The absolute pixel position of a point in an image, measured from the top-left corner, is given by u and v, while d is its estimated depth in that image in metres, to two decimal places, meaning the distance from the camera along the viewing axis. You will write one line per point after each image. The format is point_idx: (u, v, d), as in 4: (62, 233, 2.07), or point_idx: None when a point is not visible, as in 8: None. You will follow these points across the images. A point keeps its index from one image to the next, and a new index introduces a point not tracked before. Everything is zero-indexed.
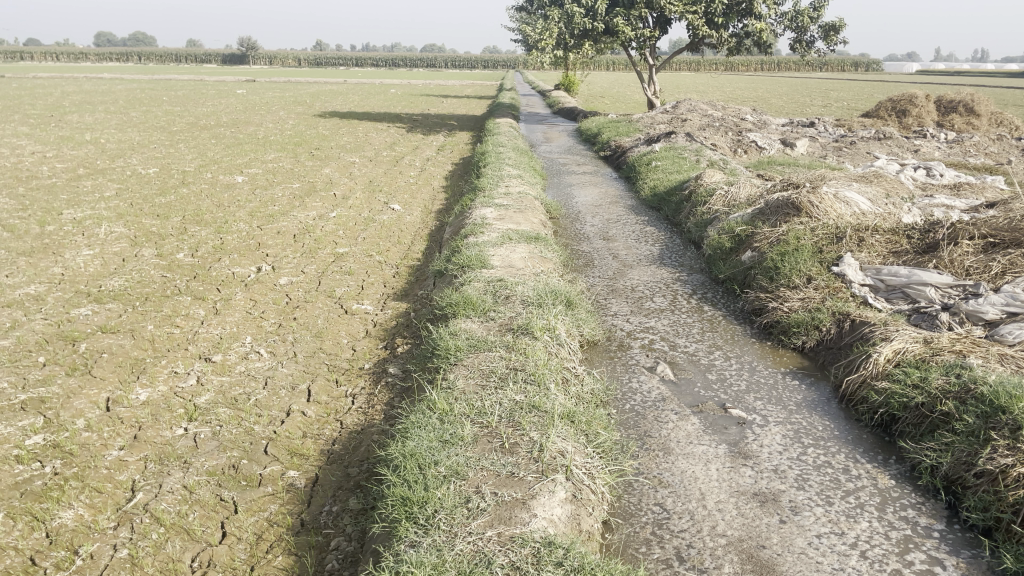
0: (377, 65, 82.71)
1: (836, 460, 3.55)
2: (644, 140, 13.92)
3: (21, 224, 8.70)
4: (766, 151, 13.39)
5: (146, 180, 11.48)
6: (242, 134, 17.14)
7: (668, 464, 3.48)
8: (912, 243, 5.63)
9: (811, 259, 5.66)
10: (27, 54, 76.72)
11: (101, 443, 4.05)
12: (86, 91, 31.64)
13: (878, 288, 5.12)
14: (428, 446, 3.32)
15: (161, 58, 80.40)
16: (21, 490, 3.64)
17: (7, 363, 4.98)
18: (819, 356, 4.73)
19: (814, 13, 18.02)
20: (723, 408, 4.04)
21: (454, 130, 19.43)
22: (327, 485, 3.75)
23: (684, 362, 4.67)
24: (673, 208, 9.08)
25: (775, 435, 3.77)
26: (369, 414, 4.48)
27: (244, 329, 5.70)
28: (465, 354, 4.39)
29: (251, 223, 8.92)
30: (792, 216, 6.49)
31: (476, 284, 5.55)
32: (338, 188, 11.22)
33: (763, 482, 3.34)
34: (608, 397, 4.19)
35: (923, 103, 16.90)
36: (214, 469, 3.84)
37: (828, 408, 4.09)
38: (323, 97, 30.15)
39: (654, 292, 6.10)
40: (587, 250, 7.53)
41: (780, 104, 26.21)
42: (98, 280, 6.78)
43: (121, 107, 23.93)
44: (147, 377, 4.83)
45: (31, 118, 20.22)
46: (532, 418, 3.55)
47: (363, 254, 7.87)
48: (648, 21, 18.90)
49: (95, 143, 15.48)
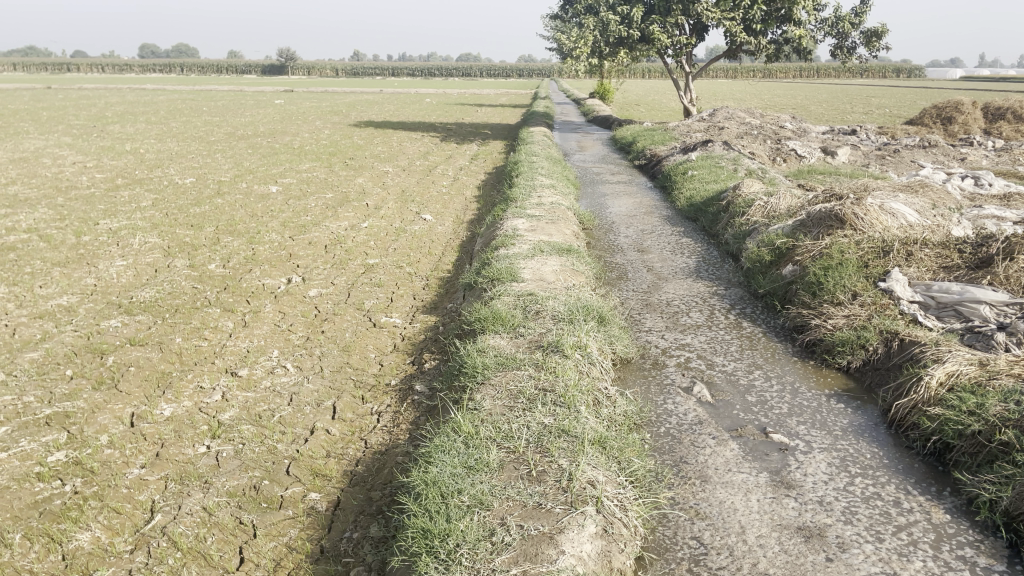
0: (413, 74, 83.40)
1: (885, 492, 3.34)
2: (680, 149, 13.69)
3: (59, 234, 8.77)
4: (806, 159, 13.08)
5: (182, 190, 11.53)
6: (278, 144, 17.25)
7: (706, 494, 3.30)
8: (964, 257, 5.37)
9: (856, 274, 5.43)
10: (73, 66, 78.66)
11: (122, 461, 3.97)
12: (129, 102, 32.26)
13: (928, 306, 4.88)
14: (452, 473, 3.18)
15: (203, 70, 81.78)
16: (40, 509, 3.57)
17: (34, 377, 4.94)
18: (865, 378, 4.51)
19: (856, 18, 17.64)
20: (764, 432, 3.84)
21: (488, 139, 19.36)
22: (349, 510, 3.62)
23: (722, 382, 4.47)
24: (710, 218, 8.86)
25: (820, 463, 3.56)
26: (394, 433, 4.35)
27: (272, 343, 5.62)
28: (493, 372, 4.25)
29: (283, 233, 8.89)
30: (835, 228, 6.25)
31: (506, 298, 5.42)
32: (371, 198, 11.18)
33: (807, 515, 3.14)
34: (642, 420, 4.01)
35: (970, 110, 16.42)
36: (235, 490, 3.74)
37: (877, 434, 3.88)
38: (359, 107, 30.36)
39: (691, 306, 5.91)
40: (621, 262, 7.36)
41: (821, 112, 25.76)
42: (129, 291, 6.76)
43: (162, 117, 24.27)
44: (172, 392, 4.76)
45: (75, 128, 20.59)
46: (561, 443, 3.39)
47: (393, 266, 7.78)
48: (685, 28, 18.67)
49: (135, 153, 15.66)
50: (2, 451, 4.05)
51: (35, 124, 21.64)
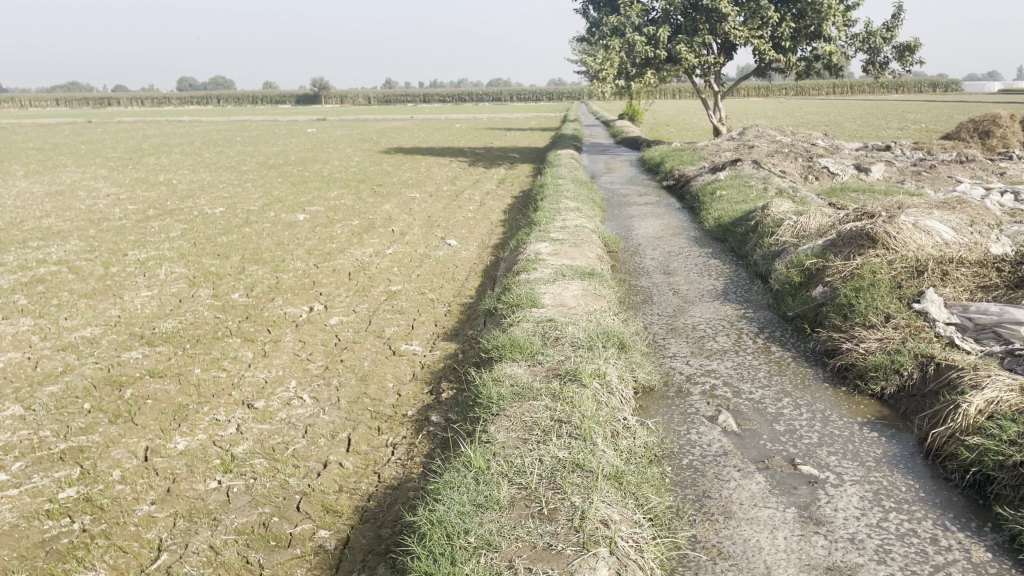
0: (445, 100, 84.37)
1: (922, 528, 3.13)
2: (709, 168, 13.50)
3: (88, 266, 8.84)
4: (839, 176, 12.81)
5: (212, 220, 11.61)
6: (308, 172, 17.37)
7: (730, 532, 3.13)
8: (1003, 276, 5.14)
9: (889, 295, 5.23)
10: (113, 100, 80.48)
11: (132, 497, 3.89)
12: (167, 133, 32.87)
13: (966, 328, 4.65)
14: (459, 511, 3.08)
15: (239, 101, 83.33)
16: (47, 548, 3.50)
17: (52, 410, 4.91)
18: (900, 405, 4.31)
19: (887, 33, 17.38)
20: (793, 464, 3.66)
21: (517, 162, 19.34)
22: (358, 548, 3.51)
23: (748, 410, 4.30)
24: (738, 238, 8.66)
25: (851, 497, 3.37)
26: (408, 466, 4.23)
27: (290, 373, 5.54)
28: (509, 403, 4.13)
29: (308, 261, 8.87)
30: (867, 247, 6.04)
31: (525, 325, 5.30)
32: (397, 223, 11.16)
33: (838, 554, 2.95)
34: (663, 451, 3.86)
35: (1008, 123, 16.06)
36: (244, 528, 3.64)
37: (913, 465, 3.67)
38: (389, 134, 30.61)
39: (717, 330, 5.73)
40: (646, 285, 7.21)
41: (856, 128, 25.40)
42: (152, 321, 6.76)
43: (196, 148, 24.58)
44: (188, 425, 4.69)
45: (111, 161, 21.01)
46: (575, 479, 3.26)
47: (415, 292, 7.70)
48: (713, 47, 18.56)
49: (168, 184, 15.81)
50: (15, 487, 4.00)
51: (73, 157, 22.05)
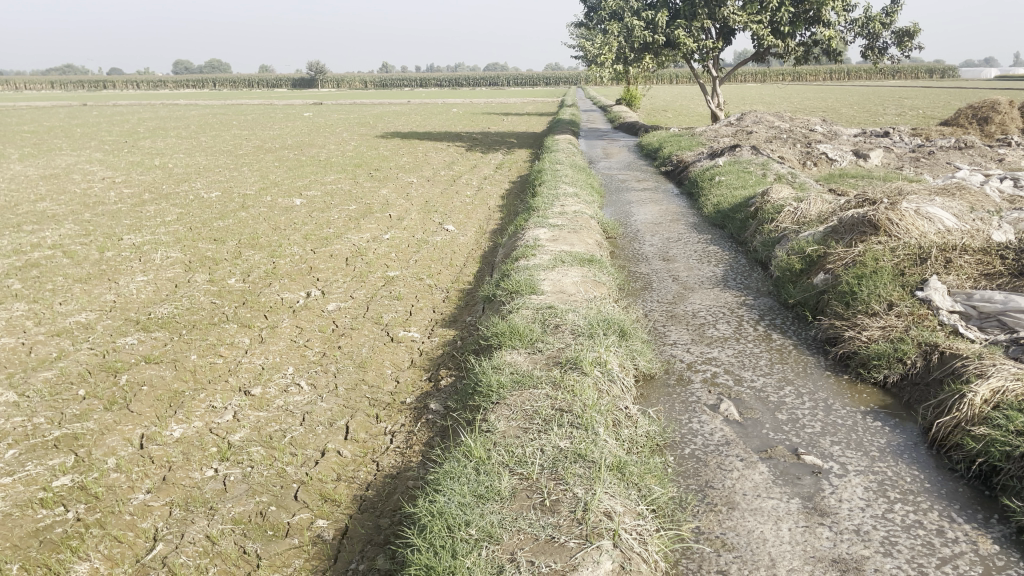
0: (441, 84, 83.90)
1: (928, 520, 3.10)
2: (708, 153, 13.42)
3: (82, 250, 8.75)
4: (838, 162, 12.74)
5: (207, 204, 11.50)
6: (304, 156, 17.26)
7: (734, 523, 3.09)
8: (1006, 263, 5.09)
9: (892, 283, 5.18)
10: (108, 83, 80.18)
11: (128, 486, 3.85)
12: (162, 117, 32.73)
13: (969, 316, 4.62)
14: (459, 503, 3.03)
15: (234, 84, 82.87)
16: (40, 538, 3.45)
17: (47, 397, 4.85)
18: (903, 394, 4.27)
19: (887, 19, 17.27)
20: (796, 454, 3.62)
21: (514, 148, 19.21)
22: (357, 538, 3.47)
23: (750, 399, 4.25)
24: (738, 224, 8.61)
25: (856, 488, 3.33)
26: (406, 455, 4.20)
27: (287, 359, 5.48)
28: (509, 391, 4.09)
29: (305, 246, 8.79)
30: (869, 234, 5.99)
31: (524, 312, 5.25)
32: (394, 209, 11.07)
33: (843, 546, 2.92)
34: (664, 440, 3.82)
35: (1007, 109, 16.00)
36: (240, 517, 3.60)
37: (917, 455, 3.64)
38: (386, 118, 30.52)
39: (718, 317, 5.69)
40: (645, 271, 7.15)
41: (854, 114, 25.27)
42: (148, 307, 6.68)
43: (192, 132, 24.40)
44: (183, 412, 4.63)
45: (107, 144, 20.86)
46: (577, 469, 3.22)
47: (413, 278, 7.65)
48: (711, 32, 18.43)
49: (163, 168, 15.65)
50: (8, 475, 3.94)
51: (68, 141, 21.86)
